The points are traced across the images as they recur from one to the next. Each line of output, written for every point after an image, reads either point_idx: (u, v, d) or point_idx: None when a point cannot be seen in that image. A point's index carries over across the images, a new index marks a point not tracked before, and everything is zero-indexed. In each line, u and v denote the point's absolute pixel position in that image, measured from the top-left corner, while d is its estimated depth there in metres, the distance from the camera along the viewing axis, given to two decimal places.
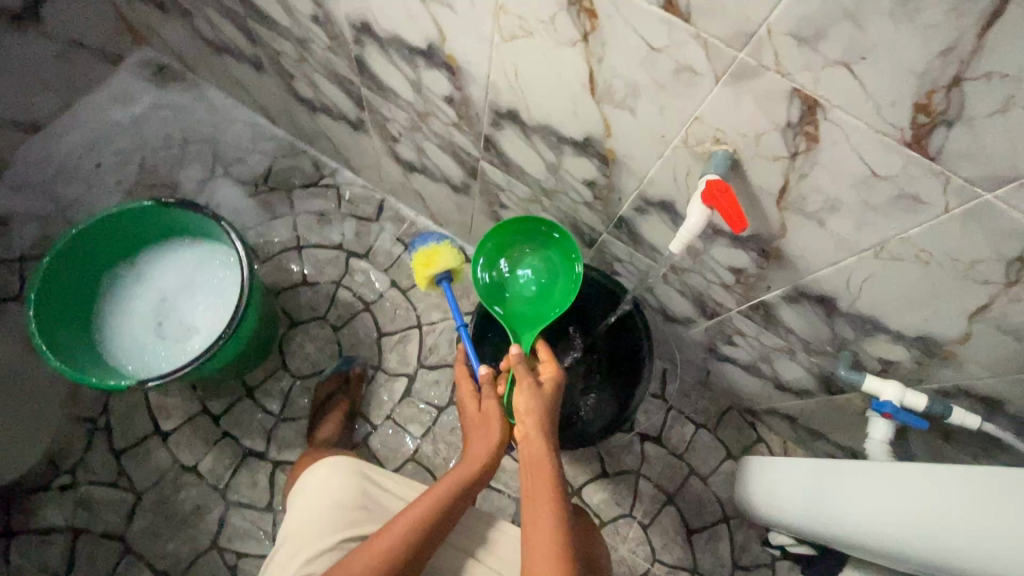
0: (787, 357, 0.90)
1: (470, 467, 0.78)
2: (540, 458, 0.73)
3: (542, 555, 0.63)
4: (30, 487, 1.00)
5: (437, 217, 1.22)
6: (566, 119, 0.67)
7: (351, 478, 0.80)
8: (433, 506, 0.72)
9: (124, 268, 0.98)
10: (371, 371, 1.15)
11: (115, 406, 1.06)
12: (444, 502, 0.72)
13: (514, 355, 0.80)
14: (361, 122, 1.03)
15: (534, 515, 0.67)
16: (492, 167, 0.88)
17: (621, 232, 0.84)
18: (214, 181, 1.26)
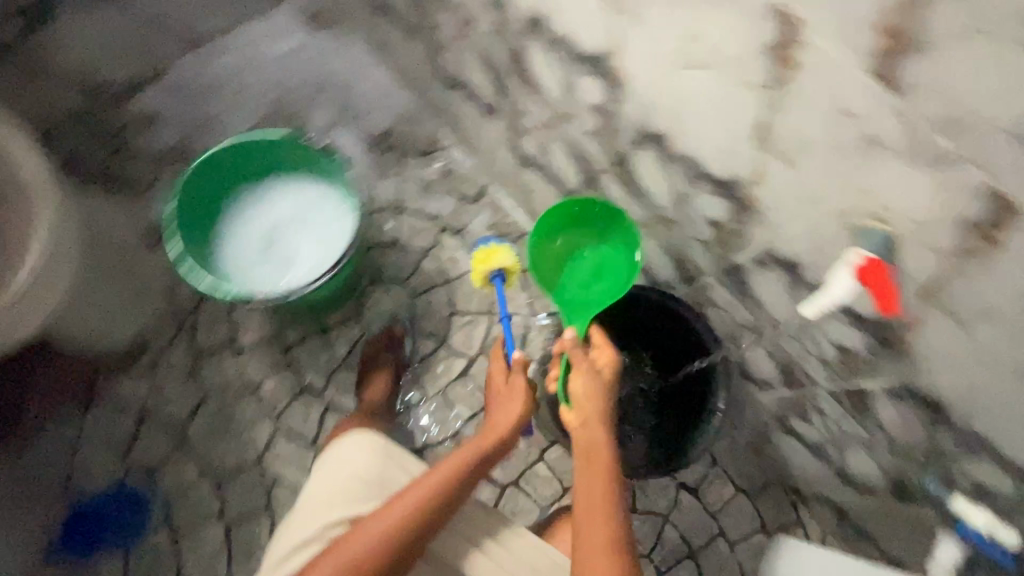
0: (863, 449, 0.86)
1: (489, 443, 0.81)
2: (595, 442, 0.78)
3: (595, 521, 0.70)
4: (118, 361, 1.09)
5: (534, 215, 1.24)
6: (716, 156, 0.67)
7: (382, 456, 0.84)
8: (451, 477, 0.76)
9: (251, 188, 1.05)
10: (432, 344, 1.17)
11: (204, 310, 1.13)
12: (461, 475, 0.77)
13: (568, 338, 0.85)
14: (494, 108, 1.05)
15: (589, 485, 0.74)
16: (615, 182, 0.89)
17: (729, 279, 0.83)
18: (338, 128, 1.33)
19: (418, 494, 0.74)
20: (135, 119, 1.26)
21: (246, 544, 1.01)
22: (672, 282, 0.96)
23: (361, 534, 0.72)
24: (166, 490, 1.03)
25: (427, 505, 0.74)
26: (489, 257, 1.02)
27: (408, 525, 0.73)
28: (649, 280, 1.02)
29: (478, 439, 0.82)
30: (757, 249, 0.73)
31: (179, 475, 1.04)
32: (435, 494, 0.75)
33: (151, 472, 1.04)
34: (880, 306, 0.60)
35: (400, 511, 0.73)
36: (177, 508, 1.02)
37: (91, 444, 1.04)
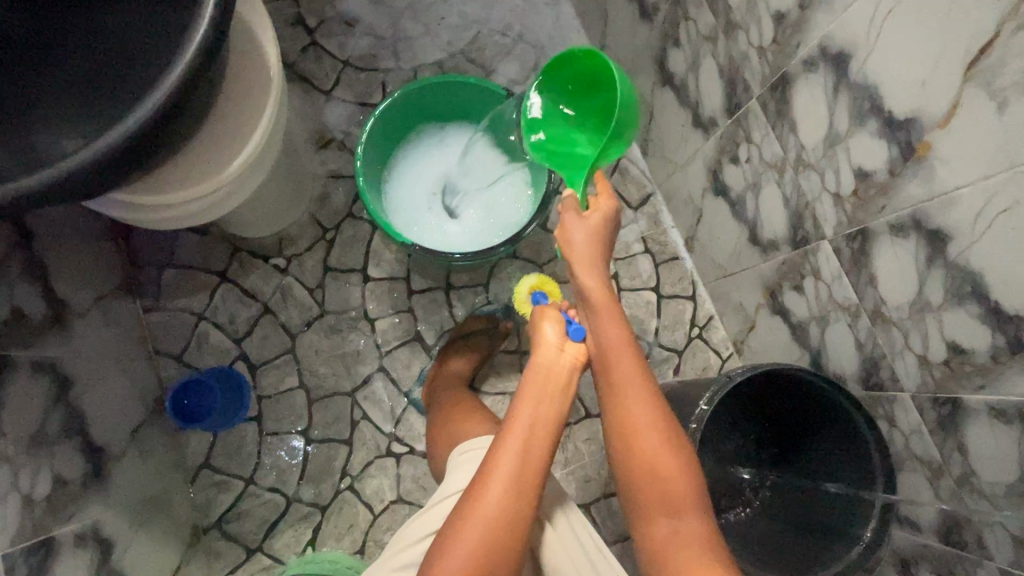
0: None
1: (554, 373, 0.70)
2: (596, 293, 0.72)
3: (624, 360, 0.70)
4: (255, 252, 1.10)
5: (695, 242, 1.15)
6: (1019, 286, 0.55)
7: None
8: (535, 414, 0.67)
9: (437, 127, 0.98)
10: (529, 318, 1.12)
11: (345, 229, 1.13)
12: (542, 415, 0.67)
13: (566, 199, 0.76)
14: (710, 124, 0.95)
15: (604, 329, 0.71)
16: (833, 254, 0.78)
17: (935, 409, 0.72)
18: (521, 87, 1.26)
19: (518, 447, 0.65)
20: (334, 19, 1.24)
21: (321, 466, 1.03)
22: (846, 378, 0.85)
23: (481, 504, 0.63)
24: (265, 389, 1.05)
25: (530, 456, 0.65)
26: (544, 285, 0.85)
27: (520, 483, 0.64)
28: (812, 362, 0.92)
29: (540, 364, 0.70)
30: (1007, 398, 0.62)
31: (279, 379, 1.06)
32: (534, 446, 0.66)
33: (257, 367, 1.06)
34: None
35: (506, 463, 0.64)
36: (270, 409, 1.04)
37: (211, 321, 1.07)
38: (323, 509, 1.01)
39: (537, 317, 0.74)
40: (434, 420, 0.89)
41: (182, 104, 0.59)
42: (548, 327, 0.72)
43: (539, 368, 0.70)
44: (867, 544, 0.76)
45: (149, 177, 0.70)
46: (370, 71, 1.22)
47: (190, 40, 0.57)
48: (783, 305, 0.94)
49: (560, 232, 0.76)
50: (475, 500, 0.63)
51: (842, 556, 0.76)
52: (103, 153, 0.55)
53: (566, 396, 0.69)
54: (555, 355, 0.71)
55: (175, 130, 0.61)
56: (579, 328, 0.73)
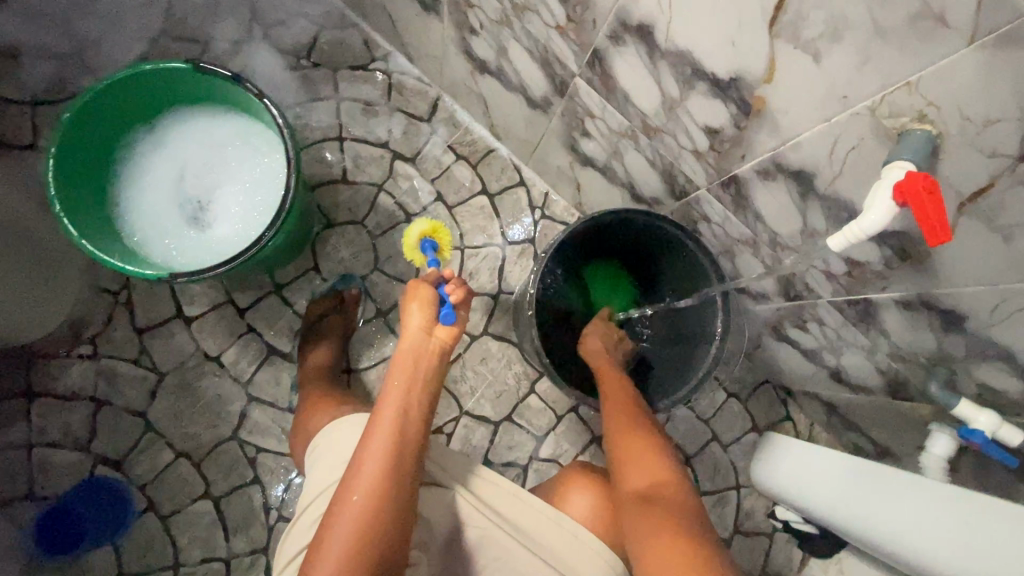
0: (861, 353, 0.83)
1: (423, 356, 0.70)
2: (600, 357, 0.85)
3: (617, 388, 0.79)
4: (50, 352, 0.97)
5: (497, 128, 1.09)
6: (717, 47, 0.53)
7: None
8: (406, 397, 0.66)
9: (147, 142, 0.84)
10: (371, 275, 1.07)
11: (138, 282, 1.00)
12: (414, 395, 0.67)
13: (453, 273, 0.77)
14: (435, 2, 0.86)
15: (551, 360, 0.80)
16: (589, 87, 0.75)
17: (726, 193, 0.73)
18: (249, 43, 1.10)
19: (392, 429, 0.63)
20: None
21: (242, 516, 0.98)
22: (660, 197, 0.86)
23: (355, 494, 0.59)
24: (143, 476, 0.97)
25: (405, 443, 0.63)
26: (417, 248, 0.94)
27: (399, 463, 0.61)
28: (632, 195, 0.92)
29: (409, 352, 0.70)
30: (762, 158, 0.62)
31: (153, 460, 0.98)
32: (411, 424, 0.65)
33: (122, 461, 0.97)
34: (926, 238, 0.46)
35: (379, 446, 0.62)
36: (160, 492, 0.97)
37: (45, 443, 0.95)
38: (265, 550, 0.98)
39: (408, 297, 0.74)
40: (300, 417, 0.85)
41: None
42: (415, 311, 0.72)
43: (406, 354, 0.70)
44: (720, 339, 0.80)
45: None
46: (67, 99, 1.02)
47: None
48: (586, 155, 0.92)
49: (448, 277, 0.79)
50: (347, 487, 0.60)
51: (707, 357, 0.82)
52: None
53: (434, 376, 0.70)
54: (422, 340, 0.71)
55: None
56: (450, 310, 0.73)
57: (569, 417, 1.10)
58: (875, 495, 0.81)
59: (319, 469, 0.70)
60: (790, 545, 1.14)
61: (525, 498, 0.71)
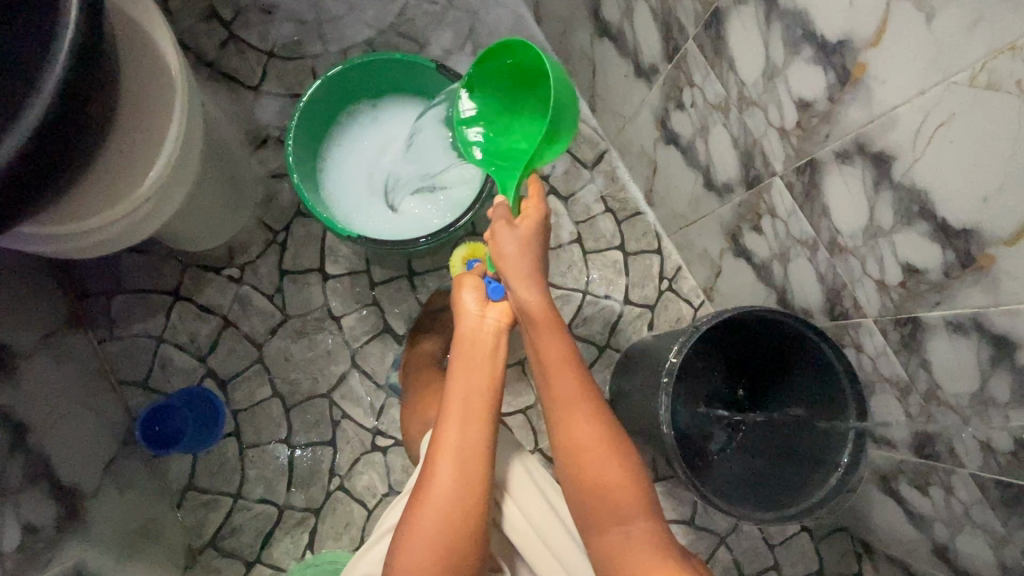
0: (985, 539, 0.78)
1: (475, 351, 0.70)
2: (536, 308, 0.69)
3: (562, 361, 0.68)
4: (206, 265, 1.07)
5: (655, 194, 1.13)
6: (960, 199, 0.55)
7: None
8: (461, 398, 0.67)
9: (364, 112, 0.93)
10: None
11: (296, 229, 1.09)
12: (467, 395, 0.67)
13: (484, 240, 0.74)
14: (652, 72, 0.92)
15: (548, 342, 0.69)
16: (785, 190, 0.77)
17: (896, 330, 0.72)
18: (458, 55, 1.21)
19: (454, 446, 0.65)
20: (251, 7, 1.17)
21: (309, 472, 1.02)
22: (812, 310, 0.86)
23: (428, 511, 0.63)
24: (240, 402, 1.03)
25: (468, 459, 0.64)
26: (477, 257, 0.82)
27: (466, 475, 0.64)
28: (780, 300, 0.92)
29: (466, 354, 0.70)
30: (962, 311, 0.62)
31: (253, 391, 1.04)
32: (469, 447, 0.65)
33: (227, 382, 1.03)
34: None
35: (445, 465, 0.64)
36: (247, 422, 1.02)
37: (172, 342, 1.04)
38: (317, 512, 1.00)
39: (456, 287, 0.74)
40: (411, 403, 0.88)
41: (78, 96, 0.56)
42: (467, 296, 0.72)
43: (463, 338, 0.71)
44: (843, 472, 0.77)
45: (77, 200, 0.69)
46: (296, 59, 1.16)
47: (65, 23, 0.55)
48: (745, 247, 0.94)
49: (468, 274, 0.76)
50: (425, 501, 0.63)
51: (822, 486, 0.78)
52: (14, 158, 0.53)
53: (496, 358, 0.70)
54: (470, 321, 0.71)
55: (79, 129, 0.59)
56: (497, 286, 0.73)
57: None
58: None
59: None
60: None
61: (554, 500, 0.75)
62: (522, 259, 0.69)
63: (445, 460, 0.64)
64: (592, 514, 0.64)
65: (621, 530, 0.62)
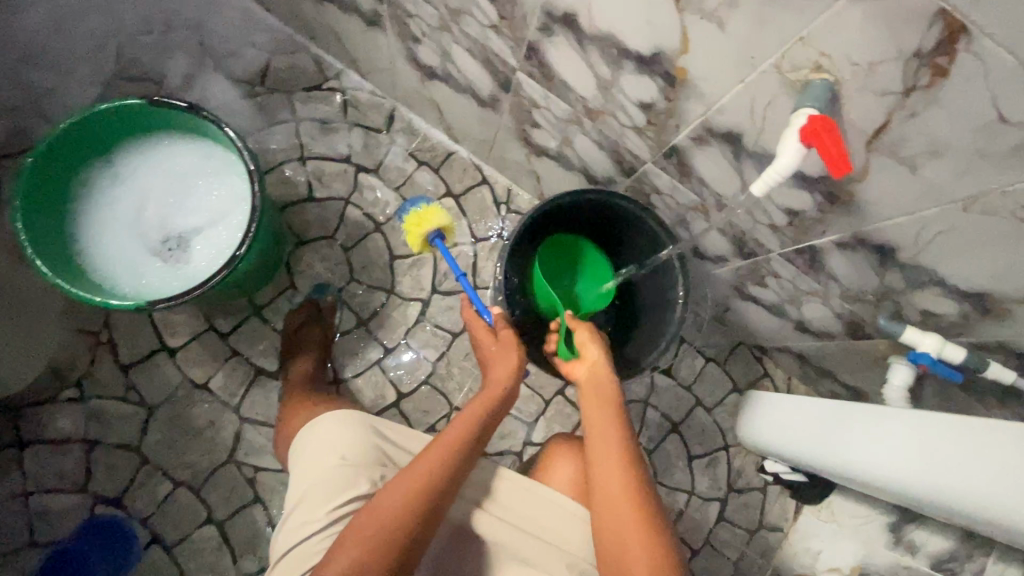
0: (818, 301, 0.88)
1: (500, 398, 0.78)
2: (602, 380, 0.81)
3: (600, 414, 0.77)
4: (38, 399, 0.98)
5: (454, 131, 1.13)
6: (635, 28, 0.59)
7: (359, 428, 0.73)
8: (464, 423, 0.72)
9: (103, 177, 0.84)
10: (342, 293, 1.10)
11: (118, 321, 1.02)
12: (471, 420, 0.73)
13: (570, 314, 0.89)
14: (377, 17, 0.90)
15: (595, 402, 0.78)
16: (530, 79, 0.79)
17: (670, 162, 0.77)
18: (202, 75, 1.13)
19: (440, 451, 0.68)
20: None
21: (245, 535, 1.00)
22: (613, 176, 0.90)
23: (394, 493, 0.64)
24: (144, 509, 0.98)
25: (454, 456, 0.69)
26: (422, 219, 1.00)
27: (450, 475, 0.67)
28: (588, 178, 0.96)
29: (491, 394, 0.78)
30: (695, 124, 0.67)
31: (153, 492, 0.99)
32: (459, 451, 0.69)
33: (121, 498, 0.98)
34: (830, 170, 0.52)
35: (433, 457, 0.67)
36: (163, 523, 0.98)
37: (42, 488, 0.96)
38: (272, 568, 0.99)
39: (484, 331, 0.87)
40: (286, 424, 0.86)
41: None
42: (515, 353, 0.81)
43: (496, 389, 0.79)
44: (683, 303, 0.85)
45: None
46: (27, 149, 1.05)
47: None
48: (539, 145, 0.96)
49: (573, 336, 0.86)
50: (396, 485, 0.65)
51: (672, 319, 0.86)
52: None
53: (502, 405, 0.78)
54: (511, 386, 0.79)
55: None
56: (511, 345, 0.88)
57: (556, 400, 1.13)
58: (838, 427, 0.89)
59: (299, 474, 0.71)
60: (783, 498, 1.17)
61: (544, 497, 0.76)
62: (602, 351, 0.84)
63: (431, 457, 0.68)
64: (606, 549, 0.67)
65: (626, 561, 0.64)
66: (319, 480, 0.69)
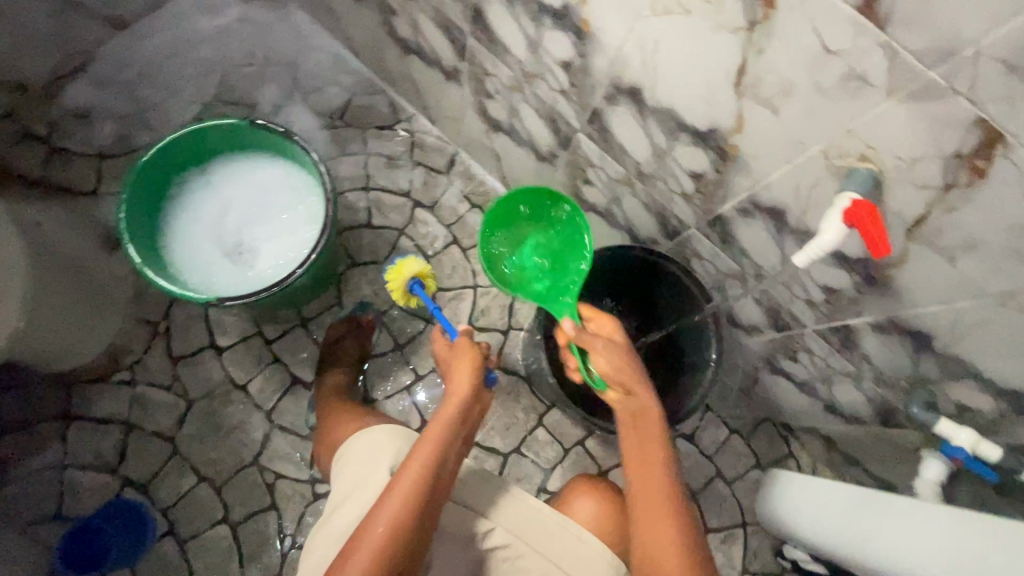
0: (850, 383, 0.88)
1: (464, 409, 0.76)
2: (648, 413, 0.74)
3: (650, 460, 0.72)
4: (91, 378, 1.04)
5: (508, 180, 1.20)
6: (695, 105, 0.64)
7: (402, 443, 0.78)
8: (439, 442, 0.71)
9: (196, 183, 0.94)
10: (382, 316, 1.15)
11: (176, 314, 1.09)
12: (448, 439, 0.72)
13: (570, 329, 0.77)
14: (456, 73, 1.00)
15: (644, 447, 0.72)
16: (589, 140, 0.86)
17: (714, 231, 0.82)
18: (290, 106, 1.25)
19: (414, 475, 0.68)
20: (69, 118, 1.17)
21: (256, 543, 1.01)
22: (656, 237, 0.95)
23: (381, 514, 0.65)
24: (166, 500, 1.01)
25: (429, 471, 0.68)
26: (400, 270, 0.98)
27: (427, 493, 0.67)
28: (632, 238, 1.02)
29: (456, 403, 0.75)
30: (741, 197, 0.71)
31: (176, 484, 1.02)
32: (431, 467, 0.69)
33: (147, 485, 1.01)
34: (870, 250, 0.55)
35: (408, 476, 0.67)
36: (180, 517, 1.01)
37: (77, 465, 1.01)
38: None
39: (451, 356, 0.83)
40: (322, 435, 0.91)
41: None
42: (466, 371, 0.79)
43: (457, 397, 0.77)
44: (714, 365, 0.87)
45: None
46: (129, 152, 1.18)
47: None
48: (589, 202, 1.02)
49: (596, 354, 0.76)
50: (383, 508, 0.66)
51: (702, 381, 0.88)
52: None
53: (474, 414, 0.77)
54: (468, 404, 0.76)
55: None
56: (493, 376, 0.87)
57: (575, 450, 1.13)
58: (843, 512, 0.89)
59: (343, 477, 0.77)
60: None
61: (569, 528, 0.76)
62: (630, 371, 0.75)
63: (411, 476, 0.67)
64: None
65: None
66: (356, 489, 0.75)
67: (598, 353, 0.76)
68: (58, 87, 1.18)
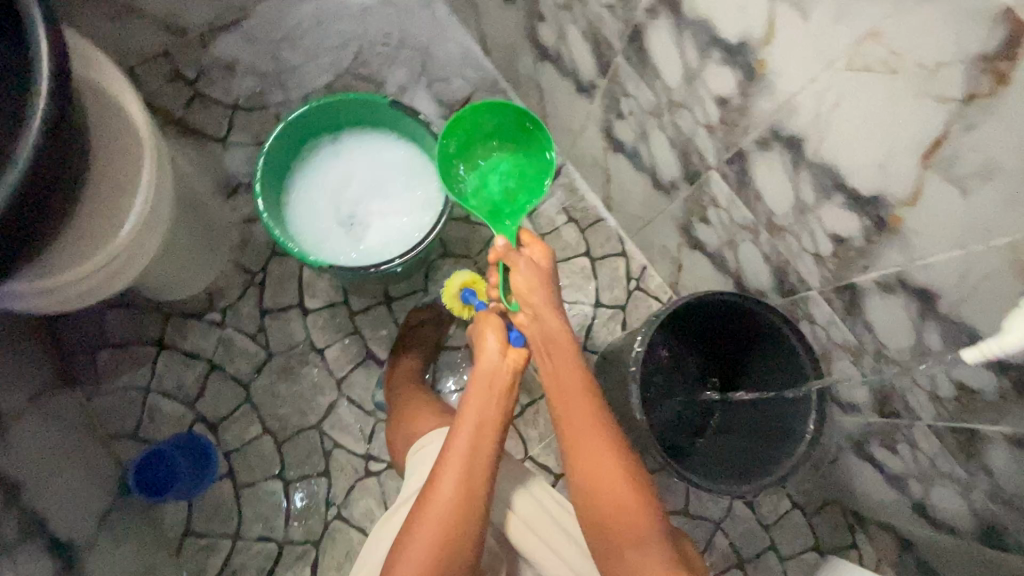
0: (953, 489, 0.81)
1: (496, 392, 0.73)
2: (558, 337, 0.75)
3: (575, 392, 0.73)
4: (187, 312, 1.10)
5: (612, 201, 1.19)
6: (864, 168, 0.61)
7: None
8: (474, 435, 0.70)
9: (326, 149, 0.97)
10: None
11: (273, 268, 1.13)
12: (482, 435, 0.70)
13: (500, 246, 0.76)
14: (591, 87, 1.00)
15: (562, 373, 0.74)
16: (722, 180, 0.83)
17: (839, 298, 0.77)
18: (414, 90, 1.28)
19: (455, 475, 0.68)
20: (214, 67, 1.25)
21: (304, 504, 1.03)
22: (766, 290, 0.91)
23: (428, 517, 0.66)
24: (231, 442, 1.05)
25: (473, 467, 0.68)
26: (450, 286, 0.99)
27: (469, 491, 0.67)
28: (736, 285, 0.98)
29: (479, 387, 0.74)
30: (887, 271, 0.67)
31: (243, 429, 1.06)
32: (476, 468, 0.68)
33: (217, 425, 1.06)
34: None
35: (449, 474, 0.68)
36: (241, 461, 1.04)
37: (160, 391, 1.06)
38: (316, 543, 1.02)
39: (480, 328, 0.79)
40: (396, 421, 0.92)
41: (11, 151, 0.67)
42: (490, 337, 0.77)
43: (480, 377, 0.75)
44: (809, 441, 0.82)
45: (51, 256, 0.76)
46: (260, 108, 1.24)
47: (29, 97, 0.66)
48: (699, 240, 0.99)
49: (513, 275, 0.77)
50: (427, 512, 0.66)
51: (793, 452, 0.83)
52: None
53: (510, 393, 0.75)
54: (490, 373, 0.75)
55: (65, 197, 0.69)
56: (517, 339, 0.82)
57: None
58: None
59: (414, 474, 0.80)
60: None
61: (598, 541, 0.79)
62: (547, 293, 0.76)
63: (450, 477, 0.67)
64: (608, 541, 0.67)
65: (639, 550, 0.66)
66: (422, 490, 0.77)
67: (515, 272, 0.77)
68: (210, 36, 1.25)
